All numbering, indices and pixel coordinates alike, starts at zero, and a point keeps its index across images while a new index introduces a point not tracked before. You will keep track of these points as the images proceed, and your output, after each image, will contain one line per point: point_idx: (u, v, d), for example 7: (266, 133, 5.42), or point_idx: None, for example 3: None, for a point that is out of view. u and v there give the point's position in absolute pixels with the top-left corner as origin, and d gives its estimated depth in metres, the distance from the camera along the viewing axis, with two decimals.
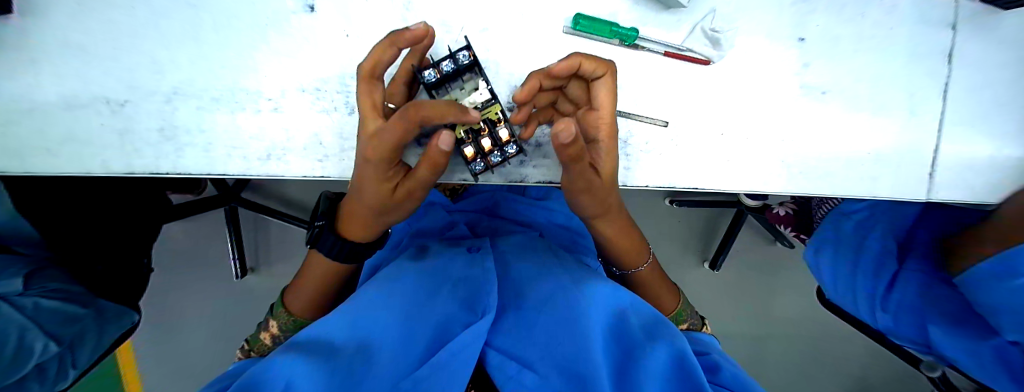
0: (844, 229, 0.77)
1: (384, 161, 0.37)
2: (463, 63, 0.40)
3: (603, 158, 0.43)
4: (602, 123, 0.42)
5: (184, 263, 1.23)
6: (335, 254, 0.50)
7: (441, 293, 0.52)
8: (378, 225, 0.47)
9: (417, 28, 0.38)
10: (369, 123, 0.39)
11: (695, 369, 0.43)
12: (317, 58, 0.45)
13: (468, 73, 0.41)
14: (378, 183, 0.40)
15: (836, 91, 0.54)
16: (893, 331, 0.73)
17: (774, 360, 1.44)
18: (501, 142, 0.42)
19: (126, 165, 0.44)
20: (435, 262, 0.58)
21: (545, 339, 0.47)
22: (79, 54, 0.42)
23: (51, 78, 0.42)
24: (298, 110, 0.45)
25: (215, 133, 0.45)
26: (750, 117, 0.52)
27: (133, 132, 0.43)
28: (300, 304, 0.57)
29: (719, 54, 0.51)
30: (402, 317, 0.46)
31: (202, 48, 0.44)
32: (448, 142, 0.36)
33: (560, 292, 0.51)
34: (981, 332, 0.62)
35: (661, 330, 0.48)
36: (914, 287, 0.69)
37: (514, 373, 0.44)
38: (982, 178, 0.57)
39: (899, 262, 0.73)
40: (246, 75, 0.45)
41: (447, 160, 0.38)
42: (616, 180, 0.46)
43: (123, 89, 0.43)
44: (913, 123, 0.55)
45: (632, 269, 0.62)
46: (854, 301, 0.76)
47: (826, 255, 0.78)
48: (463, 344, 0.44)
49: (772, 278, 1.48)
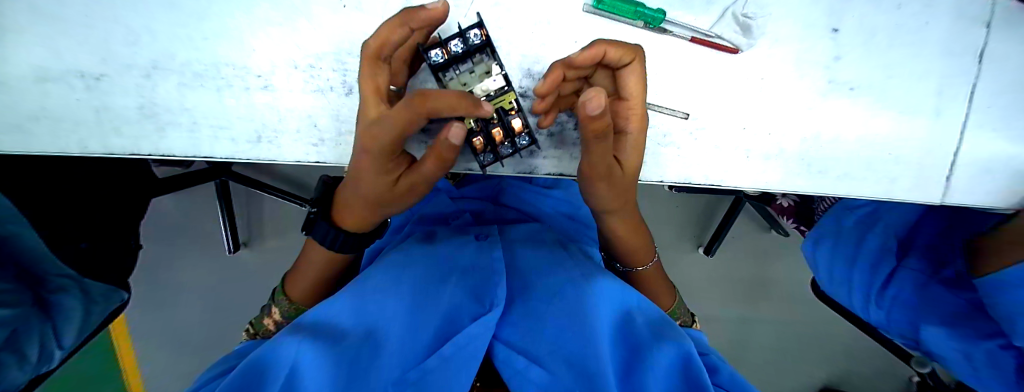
0: (845, 224, 0.82)
1: (383, 152, 0.34)
2: (474, 44, 0.36)
3: (628, 150, 0.41)
4: (634, 113, 0.40)
5: (174, 238, 1.20)
6: (332, 244, 0.47)
7: (449, 282, 0.50)
8: (377, 217, 0.45)
9: (435, 7, 0.34)
10: (371, 108, 0.35)
11: (700, 372, 0.40)
12: (310, 30, 0.41)
13: (479, 54, 0.38)
14: (376, 175, 0.37)
15: (864, 86, 0.51)
16: (884, 325, 0.78)
17: (757, 344, 1.47)
18: (513, 132, 0.39)
19: (103, 145, 0.40)
20: (444, 247, 0.56)
21: (555, 333, 0.44)
22: (48, 21, 0.37)
23: (17, 49, 0.37)
24: (290, 89, 0.41)
25: (200, 112, 0.40)
26: (774, 111, 0.50)
27: (111, 109, 0.39)
28: (299, 289, 0.55)
29: (748, 43, 0.47)
30: (410, 307, 0.44)
31: (180, 15, 0.39)
32: (459, 135, 0.33)
33: (567, 286, 0.49)
34: (977, 332, 0.64)
35: (668, 330, 0.46)
36: (910, 285, 0.73)
37: (521, 367, 0.42)
38: (1005, 181, 0.55)
39: (901, 258, 0.76)
40: (231, 49, 0.40)
41: (456, 154, 0.35)
42: (638, 171, 0.43)
43: (97, 62, 0.38)
44: (939, 123, 0.53)
45: (637, 267, 0.61)
46: (850, 291, 0.81)
47: (826, 248, 0.83)
48: (468, 338, 0.43)
49: (766, 266, 1.51)
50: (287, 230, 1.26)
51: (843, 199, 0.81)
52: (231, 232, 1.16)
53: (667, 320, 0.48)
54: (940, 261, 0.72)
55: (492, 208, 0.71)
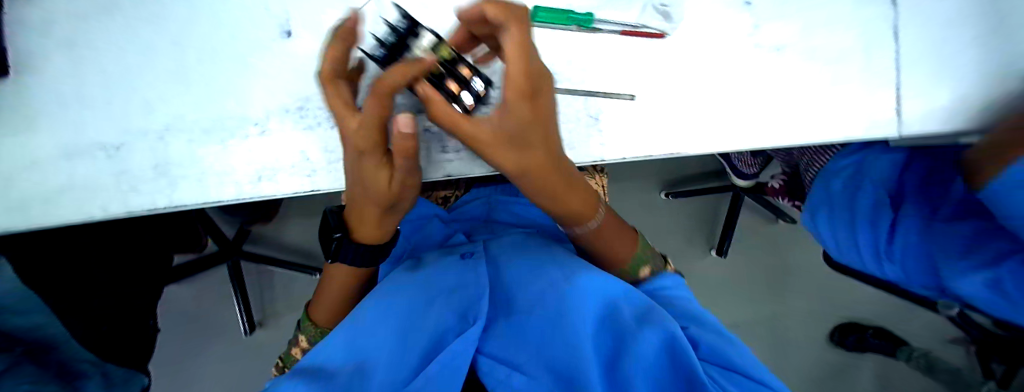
0: (833, 188, 0.88)
1: (372, 152, 0.39)
2: (402, 27, 0.41)
3: (508, 114, 0.37)
4: (508, 76, 0.35)
5: (191, 328, 1.22)
6: (350, 260, 0.53)
7: (435, 304, 0.52)
8: (388, 220, 0.49)
9: (348, 18, 0.39)
10: (346, 119, 0.38)
11: (686, 352, 0.41)
12: (295, 78, 0.47)
13: (411, 36, 0.41)
14: (372, 174, 0.41)
15: (791, 46, 0.57)
16: (906, 277, 0.82)
17: (796, 339, 1.52)
18: (465, 77, 0.41)
19: (124, 206, 0.45)
20: (431, 272, 0.58)
21: (536, 341, 0.47)
22: (74, 105, 0.45)
23: (47, 132, 0.44)
24: (283, 130, 0.47)
25: (207, 163, 0.46)
26: (713, 81, 0.55)
27: (129, 172, 0.45)
28: (324, 313, 0.61)
29: (672, 26, 0.54)
30: (397, 332, 0.47)
31: (186, 83, 0.46)
32: (408, 124, 0.36)
33: (549, 293, 0.49)
34: (987, 260, 0.67)
35: (653, 315, 0.47)
36: (914, 233, 0.77)
37: (504, 377, 0.44)
38: (946, 107, 0.59)
39: (897, 209, 0.81)
40: (230, 104, 0.47)
41: (416, 141, 0.38)
42: (535, 131, 0.40)
43: (117, 134, 0.45)
44: (869, 65, 0.58)
45: (586, 226, 0.58)
46: (859, 252, 0.85)
47: (823, 216, 0.89)
48: (456, 352, 0.45)
49: (781, 257, 1.56)
50: (302, 300, 1.28)
51: (825, 169, 0.90)
52: (245, 310, 1.18)
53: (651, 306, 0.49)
54: (930, 203, 0.78)
55: (482, 226, 0.74)
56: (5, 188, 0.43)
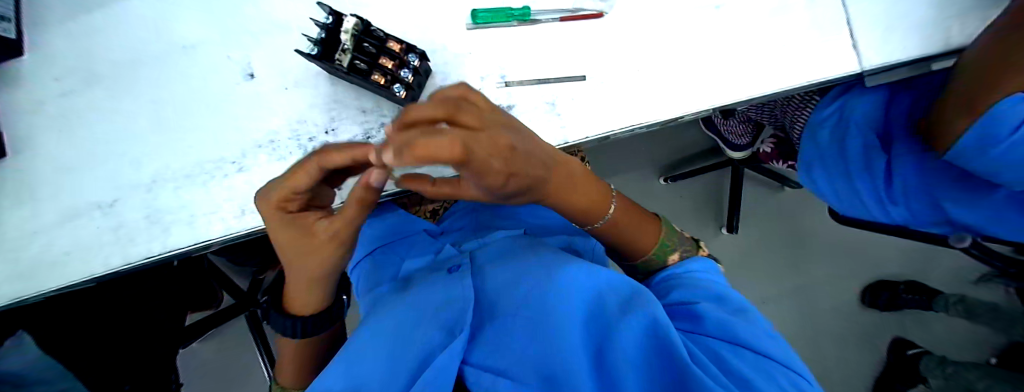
0: (821, 140, 0.86)
1: (273, 206, 0.42)
2: (329, 21, 0.44)
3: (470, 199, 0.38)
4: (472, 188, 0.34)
5: (219, 384, 1.25)
6: (292, 332, 0.57)
7: (423, 321, 0.52)
8: (313, 296, 0.54)
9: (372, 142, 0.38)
10: (277, 193, 0.41)
11: (669, 335, 0.43)
12: (262, 114, 0.51)
13: (336, 28, 0.45)
14: (288, 237, 0.43)
15: (731, 4, 0.59)
16: (908, 216, 0.82)
17: (824, 304, 1.49)
18: (397, 52, 0.46)
19: (123, 257, 0.48)
20: (418, 290, 0.59)
21: (521, 344, 0.46)
22: (66, 171, 0.49)
23: (46, 201, 0.48)
24: (259, 164, 0.50)
25: (195, 205, 0.49)
26: (660, 50, 0.57)
27: (126, 225, 0.48)
28: (288, 375, 0.65)
29: (608, 6, 0.57)
30: (387, 355, 0.48)
31: (164, 136, 0.50)
32: (379, 177, 0.36)
33: (533, 293, 0.50)
34: (980, 188, 0.72)
35: (636, 301, 0.48)
36: (912, 169, 0.76)
37: (489, 381, 0.44)
38: (900, 36, 0.60)
39: (888, 151, 0.79)
40: (206, 148, 0.50)
41: (373, 195, 0.39)
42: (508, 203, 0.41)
43: (110, 191, 0.48)
44: (810, 8, 0.60)
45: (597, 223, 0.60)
46: (863, 205, 0.86)
47: (819, 169, 0.88)
48: (440, 368, 0.44)
49: (794, 223, 1.52)
50: None
51: (810, 121, 0.89)
52: (268, 358, 1.21)
53: (637, 290, 0.51)
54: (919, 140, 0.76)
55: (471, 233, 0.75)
56: (15, 259, 0.47)
